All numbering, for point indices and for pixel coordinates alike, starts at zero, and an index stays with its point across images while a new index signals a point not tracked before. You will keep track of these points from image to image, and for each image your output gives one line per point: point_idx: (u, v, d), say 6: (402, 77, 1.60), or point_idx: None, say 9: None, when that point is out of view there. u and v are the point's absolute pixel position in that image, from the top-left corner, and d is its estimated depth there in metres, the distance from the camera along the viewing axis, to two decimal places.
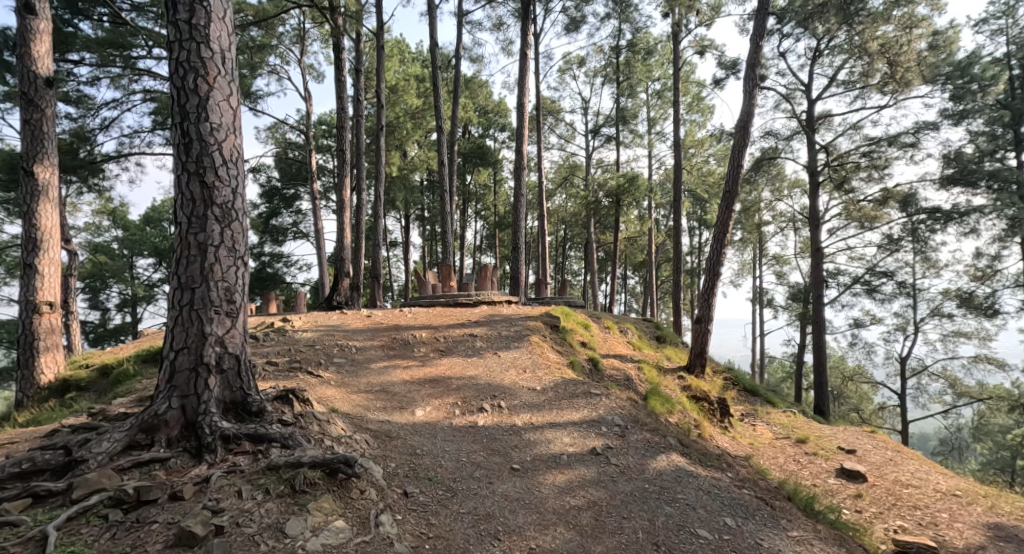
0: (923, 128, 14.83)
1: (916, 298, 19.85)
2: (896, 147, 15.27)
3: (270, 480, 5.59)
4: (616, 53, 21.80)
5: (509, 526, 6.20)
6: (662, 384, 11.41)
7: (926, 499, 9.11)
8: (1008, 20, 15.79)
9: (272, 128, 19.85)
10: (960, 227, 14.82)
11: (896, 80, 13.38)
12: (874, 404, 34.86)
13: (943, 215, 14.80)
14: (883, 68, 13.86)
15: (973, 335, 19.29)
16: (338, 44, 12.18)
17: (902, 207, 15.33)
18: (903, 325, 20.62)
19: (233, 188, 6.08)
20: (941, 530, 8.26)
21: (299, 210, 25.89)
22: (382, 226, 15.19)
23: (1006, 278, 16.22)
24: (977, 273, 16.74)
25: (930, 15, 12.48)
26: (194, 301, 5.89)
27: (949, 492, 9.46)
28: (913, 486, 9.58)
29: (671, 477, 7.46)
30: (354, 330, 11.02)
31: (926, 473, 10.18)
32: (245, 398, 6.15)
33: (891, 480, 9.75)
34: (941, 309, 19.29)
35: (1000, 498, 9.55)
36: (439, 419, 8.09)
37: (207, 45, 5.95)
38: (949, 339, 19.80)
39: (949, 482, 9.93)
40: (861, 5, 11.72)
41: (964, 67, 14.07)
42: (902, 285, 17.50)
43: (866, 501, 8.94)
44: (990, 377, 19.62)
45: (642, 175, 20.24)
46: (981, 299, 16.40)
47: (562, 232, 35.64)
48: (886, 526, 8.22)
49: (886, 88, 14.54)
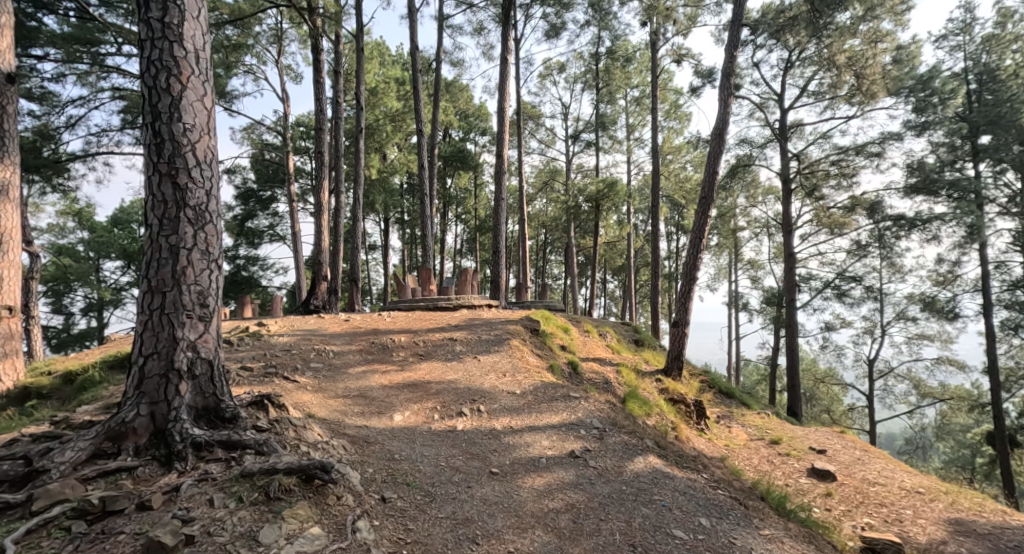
0: (888, 139, 15.14)
1: (884, 301, 20.27)
2: (863, 157, 15.55)
3: (243, 488, 5.48)
4: (596, 59, 22.04)
5: (487, 530, 6.14)
6: (640, 387, 11.45)
7: (892, 497, 9.24)
8: (965, 37, 16.15)
9: (248, 129, 19.53)
10: (923, 234, 15.13)
11: (863, 90, 13.63)
12: (845, 404, 35.48)
13: (907, 222, 15.08)
14: (850, 81, 14.13)
15: (936, 337, 19.73)
16: (316, 46, 12.05)
17: (869, 214, 15.60)
18: (871, 328, 21.01)
19: (207, 190, 5.97)
20: (905, 527, 8.39)
21: (275, 212, 25.52)
22: (361, 229, 14.97)
23: (966, 283, 16.62)
24: (939, 278, 17.10)
25: (894, 30, 12.76)
26: (165, 305, 5.75)
27: (913, 489, 9.63)
28: (880, 484, 9.73)
29: (648, 478, 7.47)
30: (331, 335, 10.87)
31: (891, 472, 10.34)
32: (218, 404, 6.02)
33: (859, 478, 9.89)
34: (906, 313, 19.69)
35: (960, 494, 9.76)
36: (418, 424, 8.00)
37: (180, 44, 5.84)
38: (913, 342, 20.22)
39: (913, 480, 10.12)
40: (829, 19, 11.93)
41: (925, 81, 14.39)
42: (870, 290, 17.83)
43: (835, 500, 9.04)
44: (951, 379, 20.05)
45: (622, 181, 20.40)
46: (942, 303, 16.74)
47: (542, 236, 35.76)
48: (854, 523, 8.31)
49: (853, 100, 14.82)
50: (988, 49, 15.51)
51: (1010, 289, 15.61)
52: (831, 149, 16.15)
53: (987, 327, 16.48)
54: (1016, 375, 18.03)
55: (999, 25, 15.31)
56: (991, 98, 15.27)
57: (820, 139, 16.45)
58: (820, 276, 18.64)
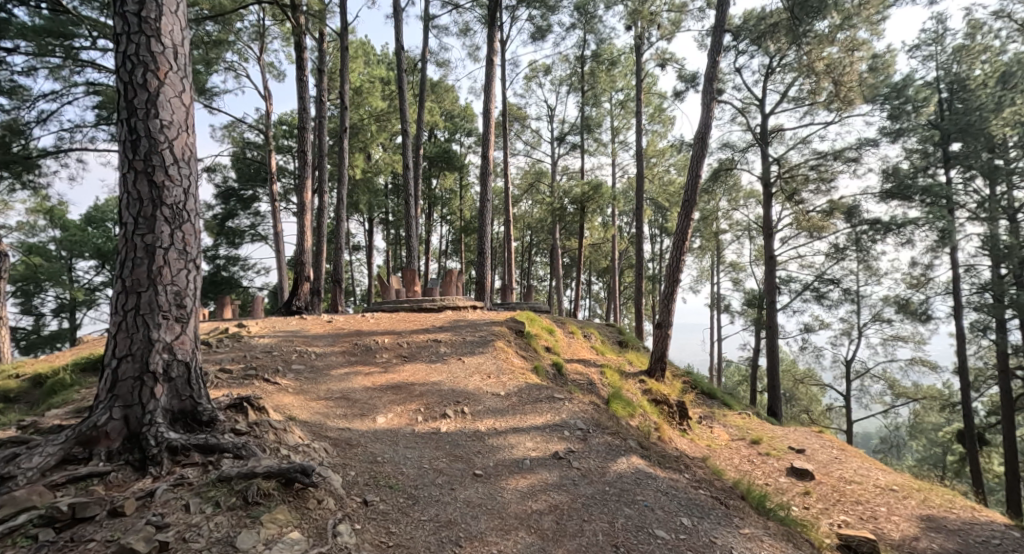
0: (865, 145, 15.30)
1: (860, 303, 20.53)
2: (841, 162, 15.70)
3: (221, 492, 5.38)
4: (581, 62, 22.07)
5: (470, 532, 6.07)
6: (624, 388, 11.43)
7: (867, 494, 9.34)
8: (937, 47, 16.37)
9: (229, 127, 19.21)
10: (898, 238, 15.30)
11: (842, 97, 13.76)
12: (823, 404, 35.94)
13: (883, 226, 15.26)
14: (828, 87, 14.26)
15: (910, 338, 20.03)
16: (299, 44, 11.89)
17: (847, 218, 15.76)
18: (849, 330, 21.26)
19: (185, 188, 5.84)
20: (880, 524, 8.48)
21: (257, 212, 25.19)
22: (345, 229, 14.78)
23: (939, 286, 16.86)
24: (912, 280, 17.30)
25: (871, 38, 12.89)
26: (140, 306, 5.61)
27: (887, 487, 9.74)
28: (856, 482, 9.82)
29: (631, 479, 7.45)
30: (313, 336, 10.74)
31: (867, 470, 10.46)
32: (195, 407, 5.90)
33: (836, 477, 9.98)
34: (882, 315, 19.94)
35: (932, 491, 9.91)
36: (401, 425, 7.91)
37: (158, 39, 5.70)
38: (888, 344, 20.51)
39: (887, 478, 10.24)
40: (809, 27, 11.97)
41: (899, 88, 14.84)
42: (847, 292, 18.03)
43: (813, 498, 9.09)
44: (923, 379, 20.39)
45: (607, 183, 20.45)
46: (916, 305, 16.94)
47: (527, 238, 35.78)
48: (831, 521, 8.35)
49: (832, 106, 14.97)
50: (959, 59, 15.71)
51: (979, 292, 15.82)
52: (810, 154, 16.30)
53: (957, 330, 16.72)
54: (986, 375, 18.36)
55: (969, 37, 15.53)
56: (961, 106, 15.45)
57: (800, 144, 16.61)
58: (799, 278, 18.83)
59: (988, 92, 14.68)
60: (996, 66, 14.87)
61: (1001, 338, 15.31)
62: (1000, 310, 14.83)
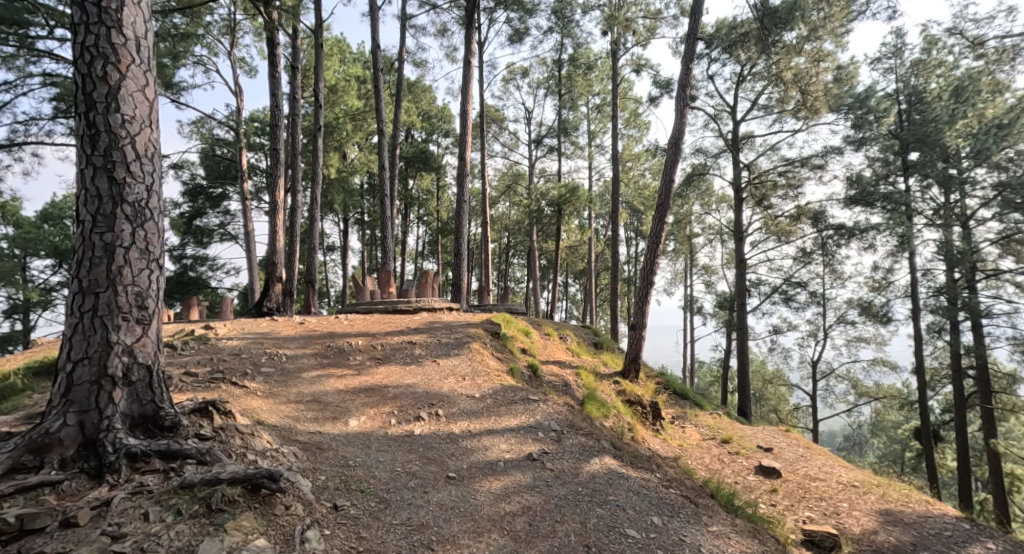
0: (830, 152, 15.55)
1: (826, 306, 20.92)
2: (808, 169, 15.94)
3: (183, 500, 5.21)
4: (559, 66, 22.11)
5: (442, 535, 5.96)
6: (599, 389, 11.39)
7: (830, 491, 9.48)
8: (896, 60, 16.69)
9: (197, 122, 18.77)
10: (861, 243, 15.57)
11: (809, 105, 13.92)
12: (791, 404, 36.59)
13: (847, 231, 15.50)
14: (796, 96, 14.48)
15: (871, 339, 20.46)
16: (272, 39, 11.65)
17: (813, 223, 16.01)
18: (814, 331, 21.63)
19: (147, 185, 5.65)
20: (842, 519, 8.62)
21: (226, 210, 24.69)
22: (318, 229, 14.52)
23: (899, 289, 17.19)
24: (874, 283, 17.61)
25: (836, 50, 13.11)
26: (98, 307, 5.40)
27: (849, 483, 9.92)
28: (820, 479, 9.97)
29: (603, 479, 7.40)
30: (284, 338, 10.51)
31: (830, 467, 10.63)
32: (156, 412, 5.71)
33: (801, 475, 10.10)
34: (846, 317, 20.33)
35: (891, 486, 10.14)
36: (374, 429, 7.76)
37: (119, 30, 5.50)
38: (852, 344, 20.96)
39: (849, 474, 10.43)
40: (778, 36, 12.07)
41: (861, 99, 15.10)
42: (814, 294, 18.32)
43: (779, 495, 9.17)
44: (885, 377, 20.77)
45: (584, 186, 20.47)
46: (877, 308, 17.24)
47: (505, 240, 35.71)
48: (796, 517, 8.44)
49: (799, 115, 15.20)
50: (916, 73, 16.04)
51: (934, 295, 16.06)
52: (779, 160, 16.53)
53: (916, 331, 17.03)
54: (941, 374, 18.70)
55: (926, 51, 15.84)
56: (919, 117, 15.74)
57: (769, 150, 16.86)
58: (769, 281, 19.08)
59: (943, 105, 15.04)
60: (951, 80, 15.19)
61: (954, 339, 15.65)
62: (953, 312, 15.15)
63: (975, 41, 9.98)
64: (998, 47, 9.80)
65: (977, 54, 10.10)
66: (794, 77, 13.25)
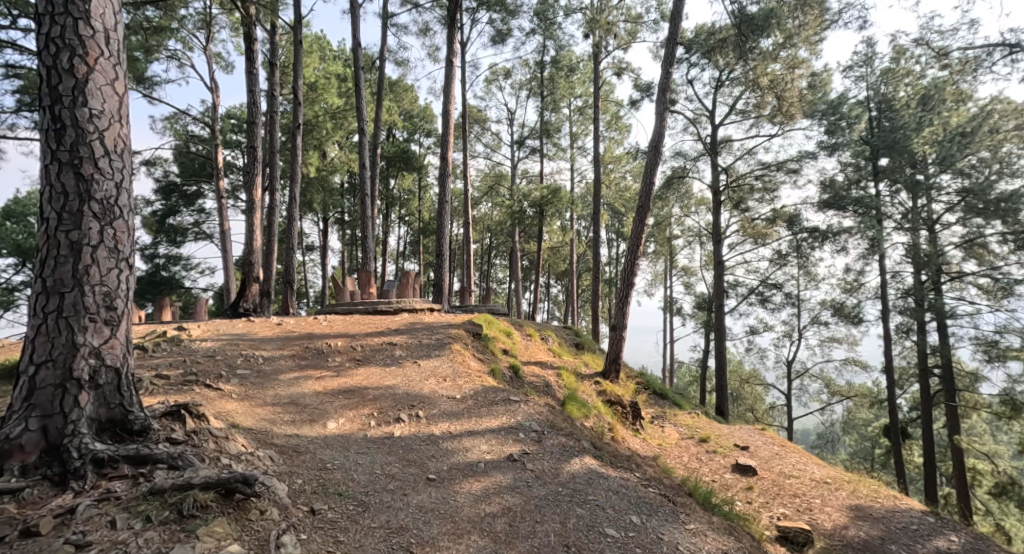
0: (805, 157, 15.71)
1: (801, 307, 21.18)
2: (783, 173, 16.09)
3: (152, 506, 5.05)
4: (541, 68, 22.08)
5: (421, 538, 5.86)
6: (580, 390, 11.35)
7: (804, 487, 9.58)
8: (868, 69, 16.93)
9: (171, 119, 18.41)
10: (834, 246, 15.75)
11: (785, 110, 14.04)
12: (767, 403, 37.03)
13: (821, 234, 15.67)
14: (772, 102, 14.59)
15: (844, 339, 20.75)
16: (249, 35, 11.45)
17: (788, 226, 16.18)
18: (789, 332, 21.87)
19: (117, 182, 5.48)
20: (815, 515, 8.71)
21: (201, 209, 24.28)
22: (297, 229, 14.29)
23: (871, 290, 17.40)
24: (847, 285, 17.81)
25: (811, 57, 13.23)
26: (63, 307, 5.22)
27: (821, 480, 10.03)
28: (794, 476, 10.06)
29: (583, 479, 7.35)
30: (261, 339, 10.32)
31: (804, 464, 10.74)
32: (125, 416, 5.53)
33: (776, 472, 10.18)
34: (819, 318, 20.60)
35: (862, 483, 10.29)
36: (353, 431, 7.63)
37: (86, 22, 5.33)
38: (825, 344, 21.24)
39: (823, 471, 10.55)
40: (755, 43, 12.14)
41: (835, 106, 15.43)
42: (790, 295, 18.49)
43: (755, 492, 9.22)
44: (856, 377, 20.96)
45: (565, 188, 20.47)
46: (850, 309, 17.44)
47: (487, 241, 35.60)
48: (771, 514, 8.49)
49: (775, 120, 15.32)
50: (886, 81, 16.24)
51: (903, 296, 16.11)
52: (756, 164, 16.67)
53: (885, 332, 17.25)
54: (910, 372, 18.88)
55: (895, 61, 16.05)
56: (888, 124, 15.93)
57: (747, 154, 17.02)
58: (746, 282, 19.25)
59: (910, 113, 15.28)
60: (919, 89, 15.41)
61: (921, 339, 15.83)
62: (920, 313, 15.34)
63: (941, 52, 10.12)
64: (962, 57, 9.95)
65: (942, 65, 10.26)
66: (770, 83, 13.34)
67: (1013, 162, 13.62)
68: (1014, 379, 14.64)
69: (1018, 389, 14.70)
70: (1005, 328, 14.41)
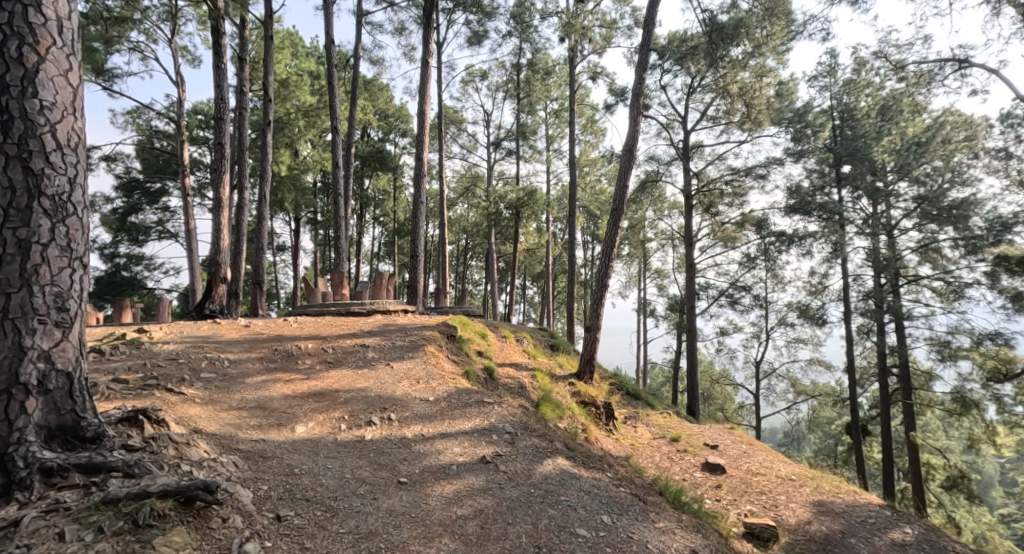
0: (772, 163, 15.89)
1: (769, 309, 21.46)
2: (752, 178, 16.25)
3: (106, 517, 4.83)
4: (517, 70, 22.00)
5: (391, 542, 5.71)
6: (554, 391, 11.26)
7: (770, 484, 9.64)
8: (831, 79, 17.19)
9: (134, 113, 17.87)
10: (800, 249, 15.94)
11: (753, 117, 14.16)
12: (736, 403, 37.51)
13: (787, 238, 15.84)
14: (741, 109, 14.67)
15: (809, 340, 21.08)
16: (217, 29, 11.14)
17: (756, 230, 16.35)
18: (757, 333, 22.14)
19: (69, 177, 5.24)
20: (780, 511, 8.76)
21: (165, 207, 23.64)
22: (267, 228, 13.96)
23: (834, 293, 17.65)
24: (811, 288, 18.05)
25: (778, 67, 13.41)
26: (9, 308, 4.94)
27: (786, 477, 10.12)
28: (760, 474, 10.13)
29: (555, 480, 7.26)
30: (227, 341, 10.03)
31: (770, 462, 10.84)
32: (77, 422, 5.27)
33: (744, 470, 10.22)
34: (786, 320, 20.90)
35: (824, 479, 10.42)
36: (323, 434, 7.43)
37: (37, 10, 5.07)
38: (791, 345, 21.57)
39: (787, 468, 10.65)
40: (724, 52, 12.20)
41: (800, 114, 15.62)
42: (758, 298, 18.71)
43: (724, 490, 9.23)
44: (820, 377, 21.27)
45: (541, 190, 20.42)
46: (814, 311, 17.69)
47: (462, 242, 35.40)
48: (739, 512, 8.49)
49: (744, 127, 15.45)
50: (848, 91, 16.36)
51: (863, 298, 16.36)
52: (726, 169, 16.80)
53: (847, 333, 17.52)
54: (870, 372, 19.20)
55: (857, 71, 16.27)
56: (850, 133, 16.02)
57: (717, 159, 17.19)
58: (716, 285, 19.44)
59: (871, 122, 15.50)
60: (878, 100, 15.56)
61: (880, 340, 16.04)
62: (879, 314, 15.56)
63: (898, 64, 10.29)
64: (917, 70, 10.12)
65: (899, 77, 10.42)
66: (739, 90, 13.45)
67: (964, 171, 13.98)
68: (965, 378, 14.96)
69: (969, 387, 15.06)
70: (957, 329, 14.76)
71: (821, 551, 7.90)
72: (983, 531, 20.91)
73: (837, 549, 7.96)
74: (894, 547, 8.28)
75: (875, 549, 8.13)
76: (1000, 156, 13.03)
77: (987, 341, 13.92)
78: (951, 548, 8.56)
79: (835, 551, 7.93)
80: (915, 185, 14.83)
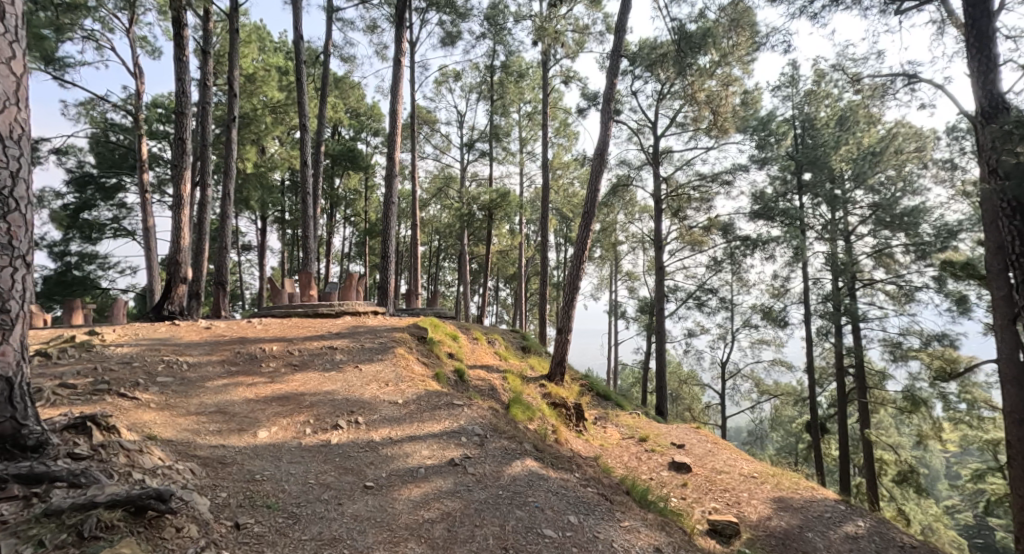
0: (737, 169, 16.06)
1: (735, 311, 21.70)
2: (717, 184, 16.41)
3: (47, 530, 4.56)
4: (490, 72, 21.88)
5: (354, 548, 5.52)
6: (524, 392, 11.14)
7: (733, 482, 9.67)
8: (793, 89, 17.43)
9: (88, 105, 17.22)
10: (764, 254, 16.13)
11: (719, 124, 14.26)
12: (703, 403, 37.95)
13: (751, 243, 16.03)
14: (708, 116, 14.79)
15: (771, 342, 21.38)
16: (179, 20, 10.77)
17: (722, 234, 16.49)
18: (724, 334, 22.37)
19: (12, 171, 4.94)
20: (743, 508, 8.78)
21: (121, 203, 22.88)
22: (229, 227, 13.58)
23: (796, 296, 17.93)
24: (774, 291, 18.29)
25: (743, 76, 13.58)
26: None
27: (749, 474, 10.18)
28: (725, 472, 10.16)
29: (523, 481, 7.14)
30: (186, 344, 9.69)
31: (734, 460, 10.89)
32: (17, 430, 4.98)
33: (709, 468, 10.25)
34: (750, 322, 21.18)
35: (785, 476, 10.51)
36: (286, 439, 7.18)
37: None
38: (755, 346, 21.86)
39: (750, 466, 10.71)
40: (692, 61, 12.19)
41: (764, 122, 15.87)
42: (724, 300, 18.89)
43: (689, 489, 9.22)
44: (782, 377, 21.60)
45: (513, 192, 20.31)
46: (776, 313, 17.92)
47: (434, 244, 35.09)
48: (704, 510, 8.48)
49: (711, 134, 15.60)
50: (809, 102, 16.61)
51: (823, 301, 16.63)
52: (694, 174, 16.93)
53: (808, 335, 17.78)
54: (829, 372, 19.56)
55: (817, 82, 16.50)
56: (811, 142, 16.29)
57: (685, 165, 17.31)
58: (684, 287, 19.57)
59: (829, 132, 15.70)
60: (836, 111, 15.80)
61: (838, 341, 16.30)
62: (838, 317, 15.85)
63: (854, 77, 10.43)
64: (872, 83, 10.28)
65: (855, 89, 10.58)
66: (706, 97, 13.53)
67: (916, 181, 14.27)
68: (915, 376, 15.35)
69: (918, 386, 15.33)
70: (908, 330, 15.05)
71: (781, 546, 7.94)
72: (931, 524, 21.49)
73: (795, 544, 8.00)
74: (848, 540, 8.38)
75: (830, 544, 8.21)
76: (946, 167, 13.26)
77: (935, 342, 14.30)
78: (900, 540, 8.71)
79: (795, 546, 7.97)
80: (870, 193, 15.12)
